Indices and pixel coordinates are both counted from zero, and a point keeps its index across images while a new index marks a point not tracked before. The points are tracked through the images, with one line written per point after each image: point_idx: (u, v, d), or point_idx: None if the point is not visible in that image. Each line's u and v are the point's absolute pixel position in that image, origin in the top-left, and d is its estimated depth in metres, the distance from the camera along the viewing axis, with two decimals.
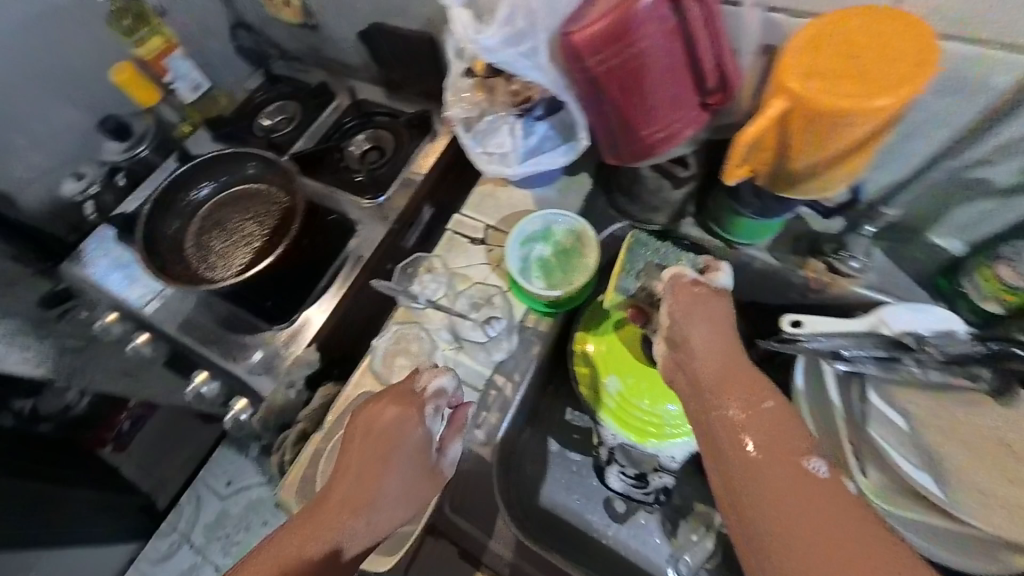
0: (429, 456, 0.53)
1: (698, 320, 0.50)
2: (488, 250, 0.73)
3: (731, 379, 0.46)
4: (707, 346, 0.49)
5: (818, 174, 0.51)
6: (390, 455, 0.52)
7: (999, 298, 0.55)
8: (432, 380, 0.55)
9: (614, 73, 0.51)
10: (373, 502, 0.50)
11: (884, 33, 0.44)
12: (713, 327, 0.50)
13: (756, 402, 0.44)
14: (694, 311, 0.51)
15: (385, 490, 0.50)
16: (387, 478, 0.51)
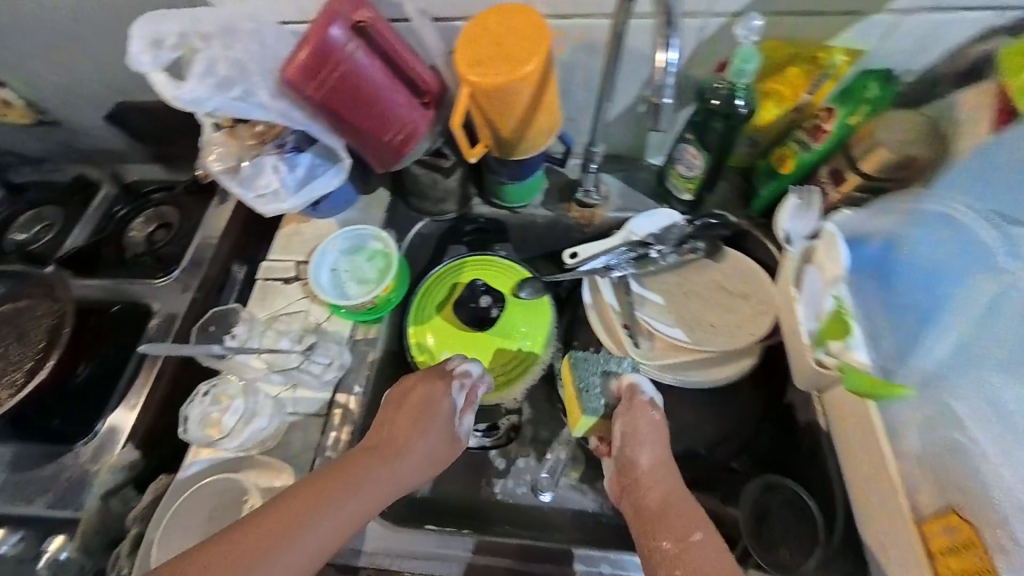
0: (444, 419, 0.59)
1: (641, 441, 0.56)
2: (302, 284, 0.73)
3: (667, 507, 0.51)
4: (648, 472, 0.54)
5: (527, 134, 0.63)
6: (427, 415, 0.58)
7: (687, 188, 0.73)
8: (454, 364, 0.63)
9: (331, 96, 0.58)
10: (394, 454, 0.55)
11: (522, 20, 0.56)
12: (648, 425, 0.57)
13: (673, 515, 0.50)
14: (634, 431, 0.56)
15: (402, 452, 0.55)
16: (405, 439, 0.56)
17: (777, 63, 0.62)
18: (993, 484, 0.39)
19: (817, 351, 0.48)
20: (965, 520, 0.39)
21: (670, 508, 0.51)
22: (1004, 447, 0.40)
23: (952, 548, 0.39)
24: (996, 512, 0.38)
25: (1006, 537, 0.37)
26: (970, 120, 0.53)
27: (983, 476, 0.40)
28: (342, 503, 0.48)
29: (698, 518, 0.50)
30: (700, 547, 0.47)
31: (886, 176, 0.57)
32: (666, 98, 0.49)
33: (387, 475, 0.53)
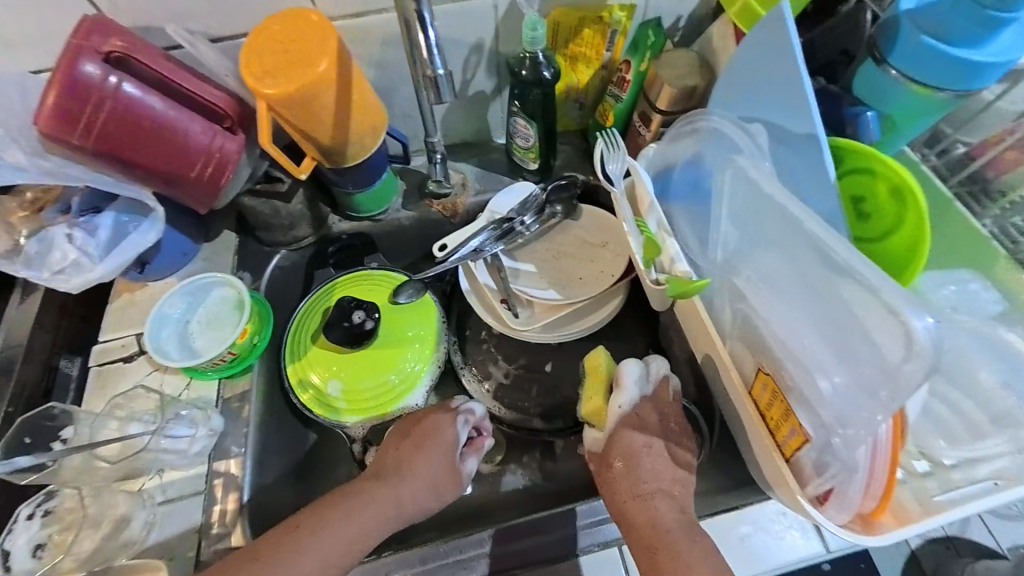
0: (440, 450, 0.57)
1: (631, 468, 0.54)
2: (148, 358, 0.64)
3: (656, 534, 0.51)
4: (636, 493, 0.53)
5: (352, 137, 0.60)
6: (428, 446, 0.57)
7: (531, 159, 0.76)
8: (435, 417, 0.60)
9: (105, 141, 0.51)
10: (386, 481, 0.55)
11: (302, 22, 0.53)
12: (642, 449, 0.54)
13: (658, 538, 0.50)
14: (622, 462, 0.54)
15: (404, 479, 0.56)
16: (404, 470, 0.56)
17: (571, 27, 0.67)
18: (773, 338, 0.43)
19: (650, 272, 0.53)
20: (767, 375, 0.44)
21: (659, 534, 0.51)
22: (771, 302, 0.44)
23: (769, 401, 0.44)
24: (779, 358, 0.43)
25: (789, 379, 0.42)
26: (722, 47, 0.61)
27: (765, 333, 0.44)
28: (338, 528, 0.51)
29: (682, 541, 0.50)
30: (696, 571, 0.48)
31: (677, 109, 0.64)
32: (439, 69, 0.47)
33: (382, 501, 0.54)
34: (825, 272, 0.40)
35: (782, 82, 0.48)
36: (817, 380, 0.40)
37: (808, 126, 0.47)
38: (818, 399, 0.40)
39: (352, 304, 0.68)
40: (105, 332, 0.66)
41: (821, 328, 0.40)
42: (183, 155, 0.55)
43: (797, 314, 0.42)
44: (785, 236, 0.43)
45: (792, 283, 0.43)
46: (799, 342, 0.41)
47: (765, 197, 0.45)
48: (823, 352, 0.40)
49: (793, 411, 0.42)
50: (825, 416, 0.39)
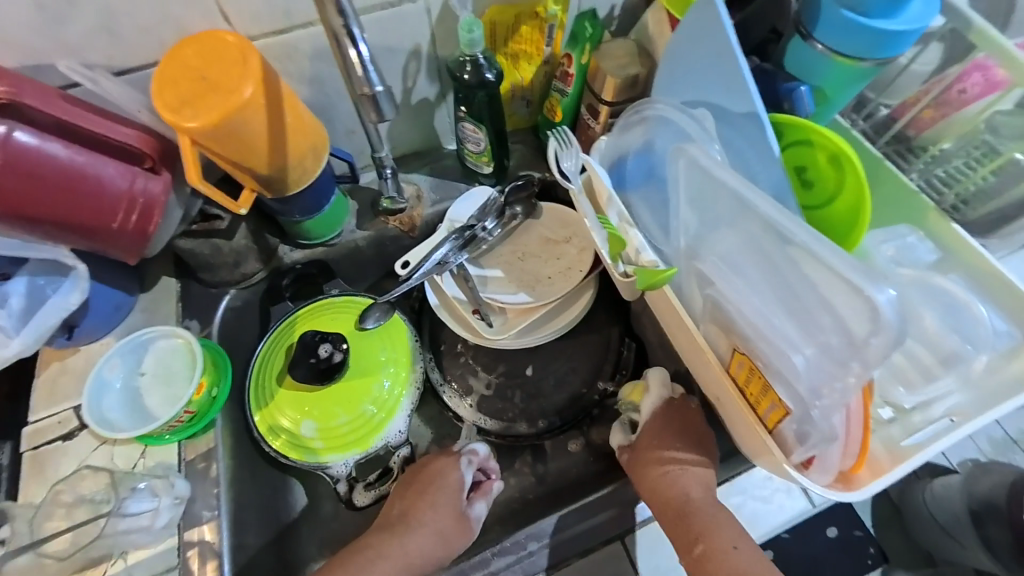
0: (448, 495, 0.58)
1: (650, 465, 0.56)
2: (91, 430, 0.57)
3: (679, 527, 0.52)
4: (660, 491, 0.55)
5: (292, 164, 0.56)
6: (434, 488, 0.58)
7: (485, 163, 0.74)
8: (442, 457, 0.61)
9: (3, 197, 0.45)
10: (395, 532, 0.56)
11: (216, 47, 0.49)
12: (665, 445, 0.56)
13: (681, 529, 0.52)
14: (643, 464, 0.57)
15: (414, 525, 0.56)
16: (412, 520, 0.57)
17: (508, 25, 0.66)
18: (742, 319, 0.44)
19: (617, 266, 0.53)
20: (743, 355, 0.44)
21: (687, 524, 0.52)
22: (736, 285, 0.44)
23: (747, 378, 0.45)
24: (751, 338, 0.43)
25: (762, 357, 0.42)
26: (658, 34, 0.62)
27: (734, 315, 0.45)
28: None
29: (707, 531, 0.51)
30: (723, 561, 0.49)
31: (623, 99, 0.64)
32: (376, 86, 0.45)
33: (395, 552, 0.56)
34: (782, 249, 0.41)
35: (720, 62, 0.49)
36: (789, 356, 0.40)
37: (748, 105, 0.49)
38: (791, 374, 0.41)
39: (316, 338, 0.64)
40: (35, 412, 0.59)
41: (786, 306, 0.41)
42: (99, 202, 0.49)
43: (762, 293, 0.43)
44: (742, 219, 0.44)
45: (753, 264, 0.43)
46: (767, 321, 0.42)
47: (715, 180, 0.45)
48: (791, 329, 0.41)
49: (770, 386, 0.42)
50: (801, 390, 0.40)
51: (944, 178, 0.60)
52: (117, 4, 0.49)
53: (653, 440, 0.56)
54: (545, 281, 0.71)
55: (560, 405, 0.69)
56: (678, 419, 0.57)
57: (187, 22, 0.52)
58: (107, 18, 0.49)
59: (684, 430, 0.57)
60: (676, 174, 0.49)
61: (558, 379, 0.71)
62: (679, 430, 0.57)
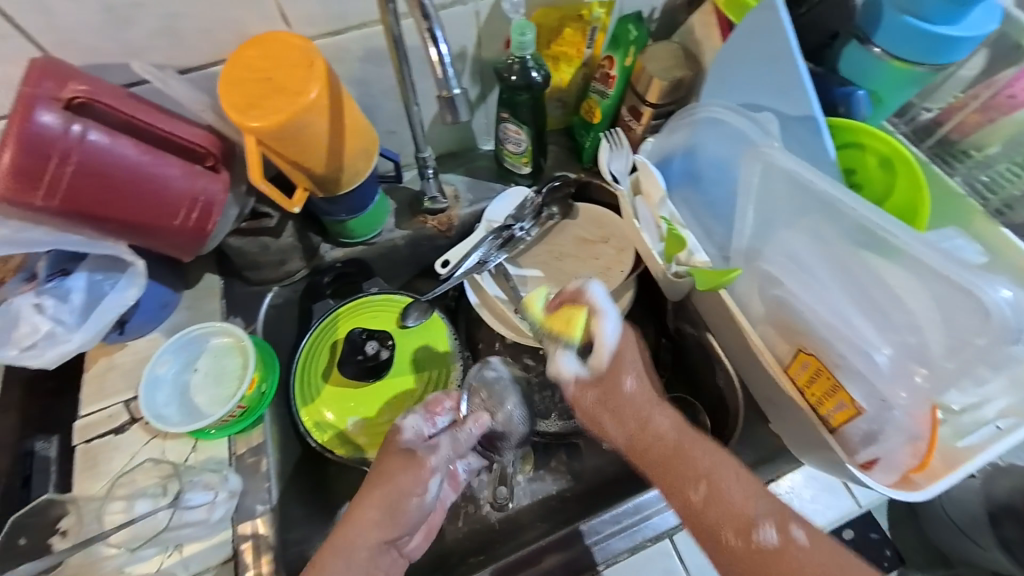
0: (419, 457, 0.52)
1: (621, 390, 0.52)
2: (141, 425, 0.58)
3: (670, 471, 0.48)
4: (640, 427, 0.51)
5: (345, 164, 0.57)
6: (416, 456, 0.52)
7: (524, 163, 0.74)
8: (401, 422, 0.55)
9: (73, 197, 0.46)
10: (401, 506, 0.51)
11: (282, 50, 0.50)
12: (628, 371, 0.52)
13: (680, 467, 0.48)
14: (608, 396, 0.51)
15: (417, 495, 0.51)
16: (417, 492, 0.51)
17: (552, 27, 0.66)
18: (815, 319, 0.46)
19: (669, 267, 0.55)
20: (809, 355, 0.46)
21: (681, 465, 0.48)
22: (809, 287, 0.47)
23: (811, 379, 0.47)
24: (825, 339, 0.45)
25: (837, 356, 0.45)
26: (705, 37, 0.63)
27: (806, 316, 0.46)
28: (376, 554, 0.49)
29: (703, 467, 0.48)
30: (715, 496, 0.46)
31: (666, 101, 0.65)
32: (455, 89, 0.45)
33: (407, 530, 0.52)
34: (860, 256, 0.44)
35: (776, 66, 0.50)
36: (870, 354, 0.43)
37: (804, 108, 0.49)
38: (871, 373, 0.43)
39: (363, 336, 0.67)
40: (84, 406, 0.60)
41: (862, 306, 0.44)
42: (161, 202, 0.51)
43: (838, 296, 0.46)
44: (823, 219, 0.46)
45: (825, 267, 0.46)
46: (846, 321, 0.45)
47: (793, 187, 0.47)
48: (868, 329, 0.44)
49: (842, 386, 0.44)
50: (879, 387, 0.43)
51: (987, 183, 0.59)
52: (182, 8, 0.49)
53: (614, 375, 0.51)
54: (584, 281, 0.71)
55: None
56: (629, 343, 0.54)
57: (248, 25, 0.53)
58: (172, 22, 0.50)
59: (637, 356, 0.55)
60: (750, 176, 0.50)
61: None
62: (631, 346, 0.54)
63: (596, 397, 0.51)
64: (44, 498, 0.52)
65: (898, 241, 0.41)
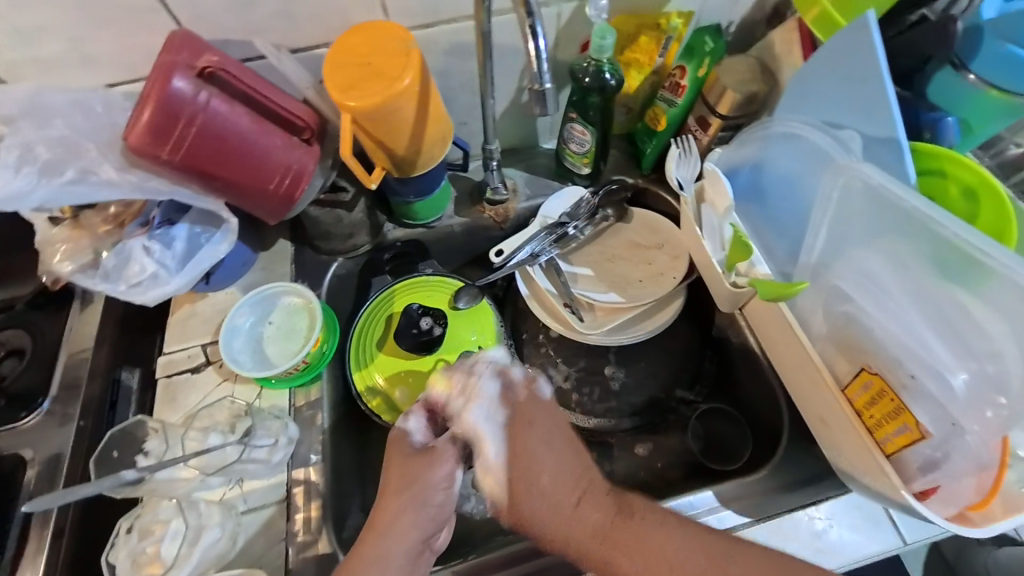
0: (440, 451, 0.52)
1: (536, 469, 0.50)
2: (216, 368, 0.64)
3: (618, 540, 0.47)
4: (562, 520, 0.48)
5: (422, 149, 0.61)
6: (435, 452, 0.52)
7: (583, 164, 0.74)
8: (406, 425, 0.54)
9: (193, 156, 0.52)
10: (428, 502, 0.50)
11: (383, 39, 0.54)
12: (539, 463, 0.50)
13: (618, 549, 0.46)
14: (518, 463, 0.50)
15: (444, 488, 0.51)
16: (445, 487, 0.51)
17: (628, 34, 0.67)
18: (886, 337, 0.47)
19: (729, 275, 0.56)
20: (873, 374, 0.47)
21: (614, 547, 0.46)
22: (882, 306, 0.47)
23: (870, 401, 0.47)
24: (895, 358, 0.46)
25: (906, 376, 0.45)
26: (785, 54, 0.63)
27: (877, 336, 0.47)
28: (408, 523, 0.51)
29: (647, 536, 0.47)
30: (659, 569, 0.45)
31: (737, 114, 0.65)
32: (546, 83, 0.48)
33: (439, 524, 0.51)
34: (941, 284, 0.43)
35: (864, 85, 0.49)
36: (944, 377, 0.43)
37: (890, 129, 0.49)
38: (944, 396, 0.43)
39: (419, 312, 0.71)
40: (167, 345, 0.66)
41: (937, 329, 0.44)
42: (262, 167, 0.56)
43: (911, 317, 0.45)
44: (905, 238, 0.45)
45: (902, 286, 0.46)
46: (920, 341, 0.45)
47: (875, 208, 0.47)
48: (942, 352, 0.43)
49: (907, 408, 0.44)
50: (953, 411, 0.43)
51: None
52: None
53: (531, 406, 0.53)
54: (633, 284, 0.73)
55: (638, 407, 0.71)
56: (552, 417, 0.53)
57: (355, 14, 0.58)
58: (291, 6, 0.56)
59: (561, 446, 0.51)
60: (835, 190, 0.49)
61: (637, 380, 0.72)
62: (556, 425, 0.53)
63: (507, 484, 0.50)
64: (131, 421, 0.58)
65: (992, 262, 0.39)
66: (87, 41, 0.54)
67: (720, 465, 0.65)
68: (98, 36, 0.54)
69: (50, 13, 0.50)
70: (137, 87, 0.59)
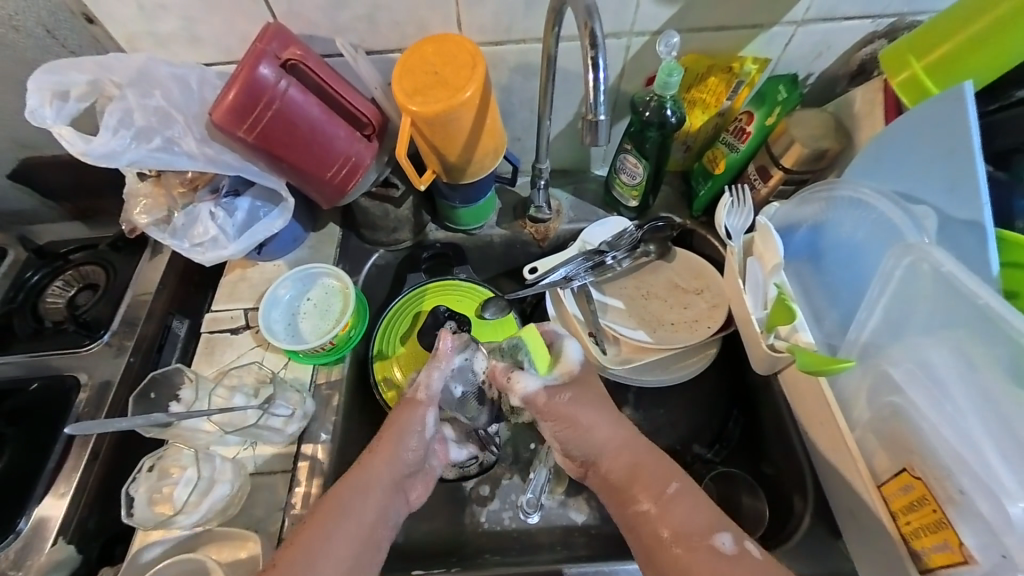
0: (410, 396, 0.56)
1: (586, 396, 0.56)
2: (252, 333, 0.68)
3: (658, 458, 0.53)
4: (609, 433, 0.54)
5: (471, 159, 0.63)
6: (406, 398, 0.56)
7: (632, 196, 0.73)
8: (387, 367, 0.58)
9: (265, 136, 0.56)
10: (400, 433, 0.54)
11: (451, 51, 0.56)
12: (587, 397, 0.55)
13: (654, 464, 0.52)
14: (577, 412, 0.54)
15: (418, 432, 0.55)
16: (419, 432, 0.55)
17: (697, 73, 0.66)
18: (936, 442, 0.42)
19: (768, 336, 0.53)
20: (916, 478, 0.43)
21: (647, 459, 0.53)
22: (937, 405, 0.43)
23: (910, 506, 0.44)
24: (945, 466, 0.41)
25: (954, 490, 0.40)
26: (865, 114, 0.59)
27: (926, 436, 0.43)
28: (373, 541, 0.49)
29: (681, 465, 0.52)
30: (685, 494, 0.50)
31: (802, 169, 0.62)
32: (601, 115, 0.48)
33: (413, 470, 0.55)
34: (1015, 393, 0.38)
35: (951, 160, 0.46)
36: (997, 500, 0.37)
37: (974, 213, 0.45)
38: (997, 521, 0.38)
39: (447, 315, 0.72)
40: (216, 303, 0.71)
41: (1000, 443, 0.38)
42: (325, 156, 0.60)
43: (970, 422, 0.40)
44: (976, 337, 0.41)
45: (963, 387, 0.41)
46: (976, 454, 0.39)
47: (941, 294, 0.43)
48: (1005, 472, 0.38)
49: (951, 523, 0.40)
50: (1007, 541, 0.37)
51: None
52: (384, 3, 0.59)
53: (585, 384, 0.56)
54: (662, 329, 0.71)
55: None
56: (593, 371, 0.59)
57: (431, 25, 0.61)
58: (375, 12, 0.60)
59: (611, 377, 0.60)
60: (898, 268, 0.46)
61: (654, 427, 0.70)
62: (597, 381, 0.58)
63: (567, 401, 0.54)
64: (169, 367, 0.63)
65: None
66: (199, 24, 0.60)
67: None
68: (206, 20, 0.60)
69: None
70: (230, 69, 0.65)
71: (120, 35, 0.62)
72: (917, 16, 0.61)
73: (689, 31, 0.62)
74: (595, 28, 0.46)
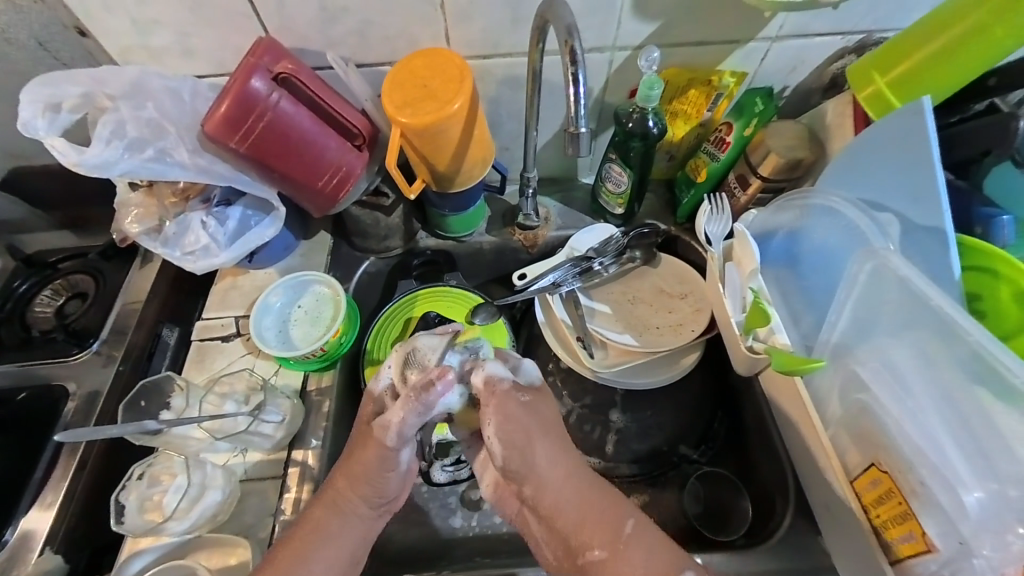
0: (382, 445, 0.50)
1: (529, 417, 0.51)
2: (243, 340, 0.69)
3: (597, 507, 0.49)
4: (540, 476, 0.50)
5: (460, 170, 0.65)
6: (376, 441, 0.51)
7: (618, 204, 0.74)
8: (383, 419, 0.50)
9: (257, 145, 0.57)
10: None
11: (440, 64, 0.58)
12: (534, 426, 0.51)
13: (592, 520, 0.49)
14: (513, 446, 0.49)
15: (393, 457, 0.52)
16: (395, 468, 0.52)
17: (678, 86, 0.68)
18: (900, 436, 0.44)
19: (747, 339, 0.55)
20: (883, 472, 0.45)
21: (584, 512, 0.49)
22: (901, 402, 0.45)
23: (878, 499, 0.45)
24: (908, 460, 0.43)
25: (916, 481, 0.42)
26: (837, 126, 0.61)
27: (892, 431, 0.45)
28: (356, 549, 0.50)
29: (626, 504, 0.50)
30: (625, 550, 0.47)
31: (779, 178, 0.64)
32: (582, 128, 0.50)
33: (393, 498, 0.55)
34: (971, 389, 0.40)
35: (913, 170, 0.49)
36: (955, 490, 0.40)
37: (935, 220, 0.47)
38: (955, 511, 0.40)
39: (437, 321, 0.74)
40: (207, 311, 0.71)
41: (958, 436, 0.41)
42: (316, 165, 0.61)
43: (930, 418, 0.43)
44: (937, 338, 0.43)
45: (926, 383, 0.43)
46: (936, 448, 0.42)
47: (903, 297, 0.45)
48: (961, 463, 0.40)
49: (915, 515, 0.42)
50: (963, 530, 0.39)
51: None
52: (375, 18, 0.61)
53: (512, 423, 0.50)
54: (648, 333, 0.73)
55: (639, 455, 0.70)
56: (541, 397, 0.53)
57: (421, 41, 0.64)
58: (365, 27, 0.61)
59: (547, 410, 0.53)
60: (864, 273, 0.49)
61: (641, 428, 0.71)
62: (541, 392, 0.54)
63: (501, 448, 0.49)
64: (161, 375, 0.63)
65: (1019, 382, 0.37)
66: (193, 38, 0.61)
67: (714, 534, 0.62)
68: (198, 33, 0.61)
69: (165, 13, 0.58)
70: (222, 81, 0.67)
71: (114, 48, 0.63)
72: (885, 33, 0.64)
73: (667, 46, 0.65)
74: (574, 45, 0.48)
